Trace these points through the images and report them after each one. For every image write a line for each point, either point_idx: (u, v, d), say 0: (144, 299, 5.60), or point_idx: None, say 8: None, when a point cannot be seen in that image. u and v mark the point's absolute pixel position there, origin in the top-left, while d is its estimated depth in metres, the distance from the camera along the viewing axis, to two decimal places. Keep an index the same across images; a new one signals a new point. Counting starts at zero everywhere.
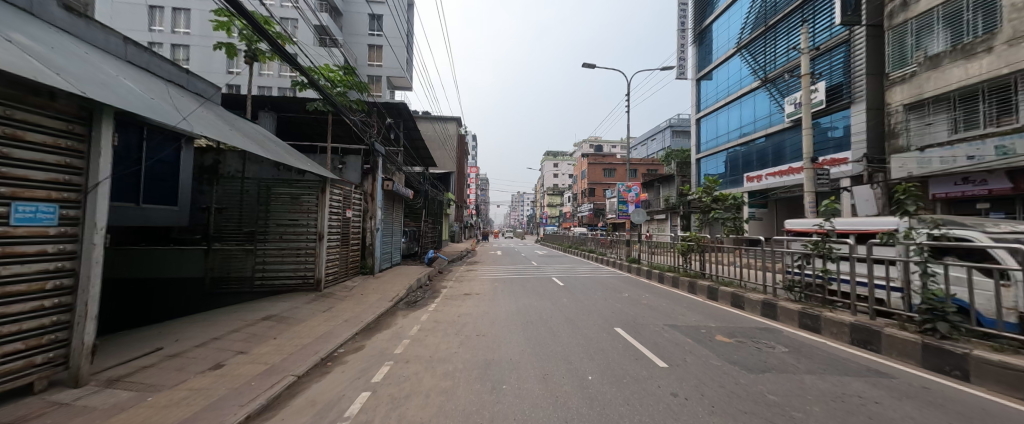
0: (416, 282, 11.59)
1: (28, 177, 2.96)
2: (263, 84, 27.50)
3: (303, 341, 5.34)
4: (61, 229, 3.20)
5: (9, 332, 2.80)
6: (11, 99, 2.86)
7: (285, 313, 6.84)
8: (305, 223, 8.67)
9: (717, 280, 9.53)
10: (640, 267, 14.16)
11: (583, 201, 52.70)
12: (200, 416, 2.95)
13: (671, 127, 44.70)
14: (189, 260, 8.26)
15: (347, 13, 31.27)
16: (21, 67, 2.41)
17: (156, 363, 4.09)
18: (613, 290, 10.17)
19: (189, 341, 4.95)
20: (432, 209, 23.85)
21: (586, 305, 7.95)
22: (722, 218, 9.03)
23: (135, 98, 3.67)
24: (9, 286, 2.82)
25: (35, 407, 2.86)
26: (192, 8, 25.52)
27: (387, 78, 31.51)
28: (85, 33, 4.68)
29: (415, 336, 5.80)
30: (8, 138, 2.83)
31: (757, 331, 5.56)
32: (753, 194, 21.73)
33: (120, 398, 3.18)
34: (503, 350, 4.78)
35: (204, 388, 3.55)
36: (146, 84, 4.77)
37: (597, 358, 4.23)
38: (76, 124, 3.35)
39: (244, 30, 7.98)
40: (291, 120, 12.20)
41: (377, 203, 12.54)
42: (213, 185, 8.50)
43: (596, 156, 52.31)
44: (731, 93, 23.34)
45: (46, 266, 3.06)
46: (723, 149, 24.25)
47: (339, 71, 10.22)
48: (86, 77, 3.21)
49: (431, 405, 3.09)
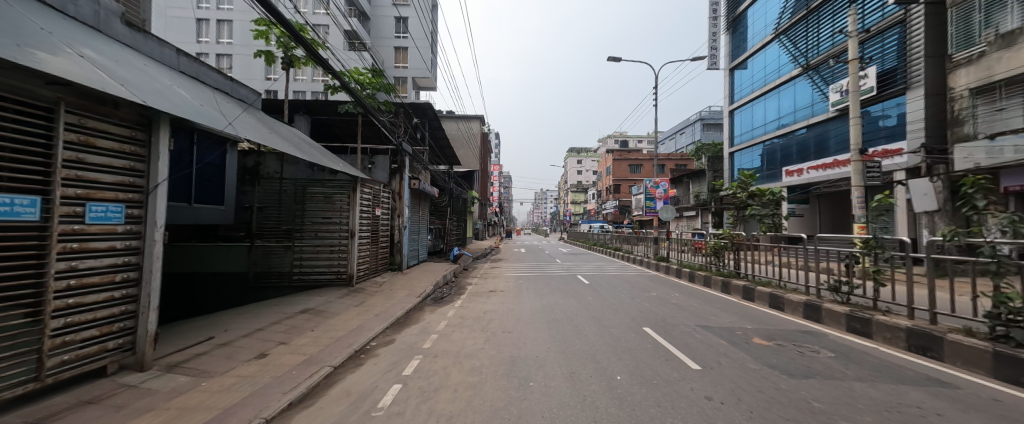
0: (443, 279, 11.86)
1: (99, 180, 3.26)
2: (298, 89, 28.91)
3: (337, 334, 5.59)
4: (128, 227, 3.53)
5: (85, 320, 3.13)
6: (82, 108, 3.15)
7: (321, 306, 7.19)
8: (337, 220, 9.04)
9: (753, 280, 9.08)
10: (669, 266, 13.74)
11: (608, 198, 51.61)
12: (248, 401, 3.16)
13: (702, 120, 42.87)
14: (235, 256, 8.84)
15: (374, 17, 32.16)
16: (92, 80, 2.67)
17: (208, 351, 4.42)
18: (640, 289, 9.94)
19: (237, 331, 5.32)
20: (457, 207, 24.20)
21: (612, 304, 7.81)
22: (757, 214, 8.71)
23: (186, 106, 3.97)
24: (86, 278, 3.13)
25: (108, 387, 3.17)
26: (234, 19, 27.12)
27: (412, 79, 32.20)
28: (143, 46, 5.10)
29: (442, 332, 5.91)
30: (81, 144, 3.13)
31: (799, 334, 5.27)
32: (793, 189, 20.51)
33: (178, 382, 3.47)
34: (529, 347, 4.78)
35: (250, 375, 3.80)
36: (196, 92, 5.14)
37: (626, 358, 4.15)
38: (138, 131, 3.66)
39: (281, 37, 8.39)
40: (324, 123, 12.73)
41: (404, 202, 12.91)
42: (255, 185, 9.00)
43: (621, 152, 51.12)
44: (767, 82, 22.06)
45: (115, 260, 3.40)
46: (760, 141, 22.94)
47: (368, 73, 10.56)
48: (143, 86, 3.49)
49: (459, 399, 3.15)
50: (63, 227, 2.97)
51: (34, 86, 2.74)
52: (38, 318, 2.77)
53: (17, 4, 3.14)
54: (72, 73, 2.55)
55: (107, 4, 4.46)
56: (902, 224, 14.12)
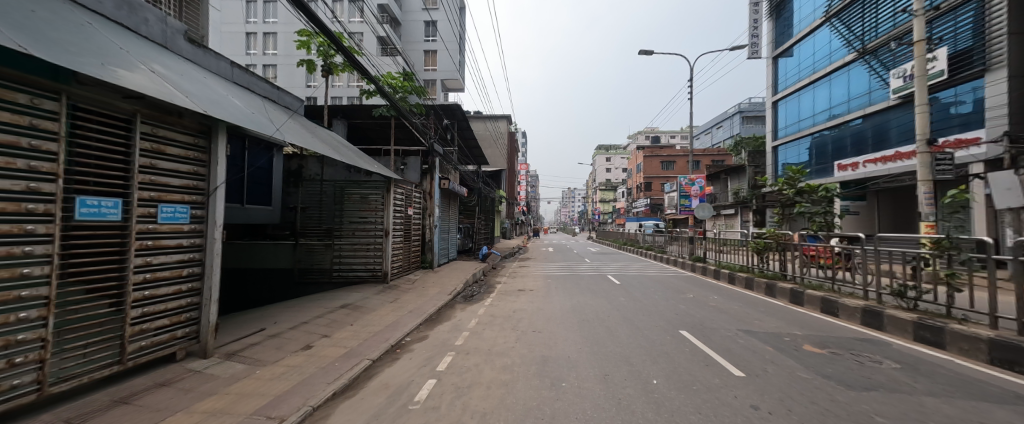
0: (472, 277, 12.06)
1: (169, 184, 3.60)
2: (335, 95, 30.40)
3: (374, 329, 5.84)
4: (193, 226, 3.87)
5: (158, 310, 3.48)
6: (154, 119, 3.48)
7: (359, 302, 7.54)
8: (373, 220, 9.42)
9: (802, 283, 8.46)
10: (706, 267, 13.12)
11: (639, 196, 50.01)
12: (295, 390, 3.37)
13: (741, 112, 40.38)
14: (281, 253, 9.45)
15: (405, 22, 33.12)
16: (161, 92, 2.95)
17: (261, 341, 4.76)
18: (675, 291, 9.57)
19: (285, 323, 5.68)
20: (485, 206, 24.46)
21: (645, 305, 7.60)
22: (807, 212, 8.06)
23: (240, 113, 4.28)
24: (158, 272, 3.48)
25: (177, 372, 3.50)
26: (278, 32, 28.91)
27: (441, 81, 32.83)
28: (202, 60, 5.55)
29: (474, 329, 6.01)
30: (153, 151, 3.45)
31: (856, 342, 4.86)
32: (847, 184, 18.91)
33: (236, 369, 3.77)
34: (560, 347, 4.75)
35: (297, 366, 4.05)
36: (248, 100, 5.53)
37: (662, 361, 4.01)
38: (200, 138, 3.99)
39: (322, 45, 8.82)
40: (360, 126, 13.29)
41: (435, 202, 13.21)
42: (298, 187, 9.55)
43: (652, 148, 49.29)
44: (817, 70, 20.46)
45: (182, 256, 3.73)
46: (807, 134, 21.34)
47: (400, 77, 10.92)
48: (204, 97, 3.80)
49: (492, 397, 3.19)
50: (139, 227, 3.31)
51: (112, 99, 3.08)
52: (120, 308, 3.13)
53: (102, 27, 3.53)
54: (146, 87, 2.83)
55: (173, 24, 4.92)
56: (980, 222, 12.65)
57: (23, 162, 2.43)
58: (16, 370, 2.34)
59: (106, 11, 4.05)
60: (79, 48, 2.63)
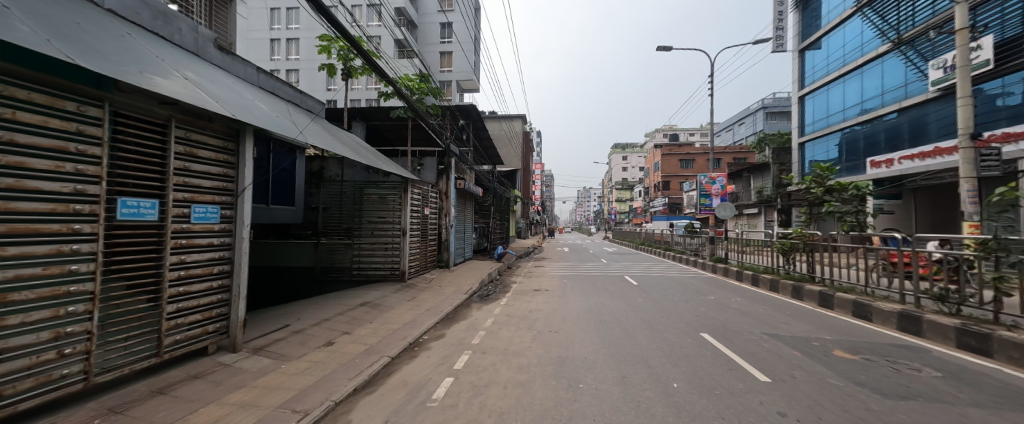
0: (488, 276, 12.11)
1: (200, 185, 3.77)
2: (354, 97, 31.14)
3: (393, 327, 5.95)
4: (223, 225, 4.04)
5: (191, 305, 3.64)
6: (188, 123, 3.65)
7: (377, 300, 7.69)
8: (391, 220, 9.60)
9: (831, 285, 8.09)
10: (728, 268, 12.73)
11: (656, 195, 49.03)
12: (318, 385, 3.47)
13: (765, 108, 38.88)
14: (304, 251, 9.76)
15: (421, 24, 33.56)
16: (193, 98, 3.09)
17: (286, 337, 4.93)
18: (694, 292, 9.32)
19: (308, 320, 5.85)
20: (500, 206, 24.53)
21: (664, 307, 7.43)
22: (837, 211, 7.81)
23: (265, 117, 4.44)
24: (192, 269, 3.65)
25: (208, 365, 3.65)
26: (300, 37, 29.83)
27: (457, 82, 33.07)
28: (231, 66, 5.78)
29: (490, 329, 6.03)
30: (186, 154, 3.62)
31: (891, 348, 4.61)
32: (880, 182, 17.98)
33: (263, 363, 3.91)
34: (577, 348, 4.71)
35: (320, 361, 4.17)
36: (273, 104, 5.73)
37: (682, 365, 3.92)
38: (229, 142, 4.16)
39: (342, 50, 9.04)
40: (378, 128, 13.54)
41: (451, 201, 13.34)
42: (319, 187, 9.83)
43: (671, 146, 48.16)
44: (847, 62, 19.53)
45: (213, 255, 3.90)
46: (836, 129, 20.40)
47: (417, 79, 11.06)
48: (232, 102, 3.96)
49: (509, 396, 3.19)
50: (175, 226, 3.49)
51: (149, 105, 3.25)
52: (157, 303, 3.31)
53: (139, 37, 3.74)
54: (179, 93, 2.97)
55: (203, 33, 5.15)
56: None
57: (70, 166, 2.63)
58: (65, 360, 2.54)
59: (143, 21, 4.28)
60: (119, 58, 2.79)
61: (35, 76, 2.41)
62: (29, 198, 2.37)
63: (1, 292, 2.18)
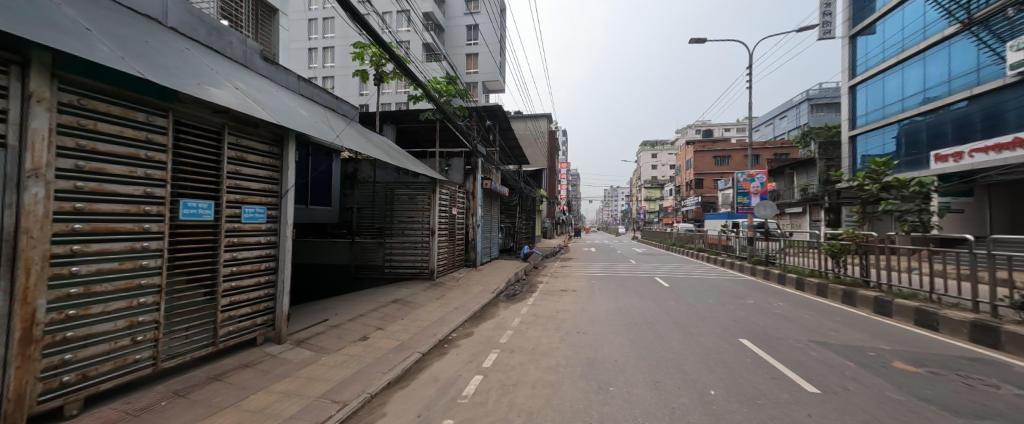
0: (514, 276, 12.13)
1: (249, 187, 4.04)
2: (385, 101, 32.24)
3: (423, 324, 6.11)
4: (269, 225, 4.31)
5: (242, 299, 3.92)
6: (238, 130, 3.92)
7: (408, 297, 7.92)
8: (420, 219, 9.86)
9: (888, 291, 7.42)
10: (769, 270, 11.97)
11: (688, 194, 47.12)
12: (356, 377, 3.63)
13: (809, 100, 36.11)
14: (340, 250, 10.24)
15: (448, 27, 34.16)
16: (242, 106, 3.33)
17: (325, 331, 5.19)
18: (732, 296, 8.86)
19: (344, 315, 6.12)
20: (527, 206, 24.51)
21: (698, 310, 7.13)
22: (897, 210, 7.22)
23: (306, 123, 4.69)
24: (242, 266, 3.92)
25: (257, 355, 3.92)
26: (335, 45, 31.25)
27: (483, 83, 33.36)
28: (275, 75, 6.16)
29: (517, 328, 6.04)
30: (237, 159, 3.90)
31: (963, 361, 4.16)
32: (947, 178, 16.29)
33: (305, 355, 4.15)
34: (607, 350, 4.61)
35: (356, 355, 4.35)
36: (312, 110, 6.04)
37: (719, 371, 3.74)
38: (274, 146, 4.42)
39: (374, 55, 9.37)
40: (407, 131, 13.92)
41: (478, 201, 13.49)
42: (353, 188, 10.26)
43: (704, 142, 46.04)
44: (907, 47, 17.83)
45: (261, 252, 4.17)
46: (894, 120, 18.71)
47: (444, 81, 11.27)
48: (277, 109, 4.21)
49: (538, 396, 3.18)
50: (228, 225, 3.77)
51: (206, 115, 3.54)
52: (213, 296, 3.60)
53: (197, 52, 4.07)
54: (231, 102, 3.20)
55: (251, 46, 5.53)
56: None
57: (142, 171, 2.93)
58: (138, 346, 2.86)
59: (200, 37, 4.65)
60: (181, 72, 3.05)
61: (111, 90, 2.71)
62: (109, 200, 2.68)
63: (87, 284, 2.52)
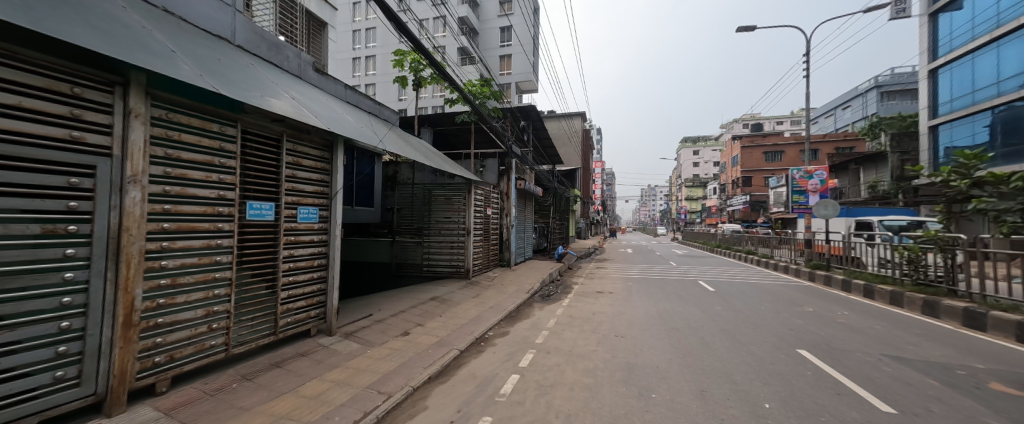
0: (549, 276, 12.05)
1: (304, 190, 4.35)
2: (422, 105, 33.41)
3: (460, 321, 6.26)
4: (321, 224, 4.61)
5: (298, 293, 4.23)
6: (295, 137, 4.24)
7: (445, 295, 8.14)
8: (456, 220, 10.09)
9: (980, 302, 6.48)
10: (830, 276, 10.92)
11: (734, 192, 44.22)
12: (399, 371, 3.79)
13: (879, 87, 32.09)
14: (381, 248, 10.75)
15: (482, 31, 34.65)
16: (297, 114, 3.59)
17: (370, 325, 5.48)
18: (786, 302, 8.18)
19: (387, 311, 6.41)
20: (560, 206, 24.31)
21: (748, 317, 6.67)
22: (991, 210, 6.33)
23: (352, 128, 4.96)
24: (298, 262, 4.23)
25: (311, 346, 4.21)
26: (377, 54, 32.88)
27: (516, 84, 33.49)
28: (325, 84, 6.59)
29: (552, 329, 6.00)
30: (294, 163, 4.21)
31: None
32: None
33: (353, 347, 4.40)
34: (647, 355, 4.46)
35: (398, 349, 4.54)
36: (357, 116, 6.39)
37: (774, 383, 3.48)
38: (325, 151, 4.72)
39: (414, 61, 9.71)
40: (444, 133, 14.31)
41: (512, 202, 13.58)
42: (394, 190, 10.73)
43: (754, 137, 42.93)
44: (1003, 22, 15.49)
45: (314, 250, 4.47)
46: (986, 107, 16.35)
47: (479, 84, 11.47)
48: (327, 116, 4.50)
49: (576, 399, 3.14)
50: (286, 225, 4.09)
51: (267, 124, 3.87)
52: (274, 290, 3.93)
53: (259, 66, 4.45)
54: (287, 112, 3.46)
55: (304, 58, 5.95)
56: None
57: (217, 176, 3.28)
58: (213, 333, 3.20)
59: (262, 53, 5.09)
60: (247, 85, 3.36)
61: (191, 105, 3.05)
62: (190, 202, 3.04)
63: (173, 276, 2.89)
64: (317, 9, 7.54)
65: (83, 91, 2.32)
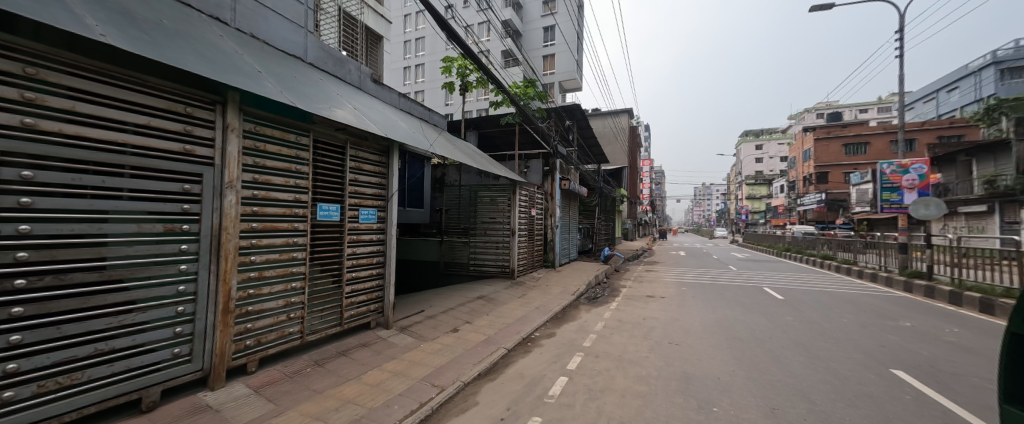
0: (595, 279, 11.75)
1: (364, 192, 4.67)
2: (468, 109, 34.36)
3: (507, 321, 6.33)
4: (379, 225, 4.90)
5: (359, 288, 4.55)
6: (357, 143, 4.56)
7: (492, 295, 8.29)
8: (501, 220, 10.25)
9: None
10: (932, 286, 9.37)
11: (806, 190, 39.71)
12: (450, 366, 3.94)
13: (997, 63, 26.03)
14: (430, 247, 11.22)
15: (526, 32, 34.78)
16: (358, 122, 3.86)
17: (423, 320, 5.75)
18: (873, 315, 7.17)
19: (437, 308, 6.69)
20: (606, 206, 23.60)
21: (825, 329, 5.96)
22: None
23: (406, 134, 5.23)
24: (359, 260, 4.56)
25: (370, 337, 4.53)
26: (426, 62, 34.44)
27: (560, 83, 33.12)
28: (382, 93, 7.04)
29: (600, 332, 5.85)
30: (356, 168, 4.54)
31: None
32: None
33: (408, 340, 4.67)
34: (706, 365, 4.17)
35: (449, 345, 4.72)
36: (409, 122, 6.73)
37: (861, 406, 3.07)
38: (382, 156, 5.02)
39: (461, 66, 9.98)
40: (489, 135, 14.57)
41: (556, 202, 13.47)
42: (442, 192, 11.15)
43: (830, 128, 38.23)
44: None
45: (373, 248, 4.79)
46: None
47: (523, 85, 11.55)
48: (384, 123, 4.79)
49: (629, 406, 3.04)
50: (349, 225, 4.42)
51: (333, 132, 4.21)
52: (339, 284, 4.26)
53: (327, 80, 4.86)
54: (350, 121, 3.74)
55: (364, 70, 6.39)
56: None
57: (293, 180, 3.65)
58: (291, 322, 3.57)
59: (329, 68, 5.56)
60: (317, 98, 3.69)
61: (273, 118, 3.42)
62: (273, 205, 3.43)
63: (259, 269, 3.27)
64: (374, 23, 8.09)
65: (194, 110, 2.75)
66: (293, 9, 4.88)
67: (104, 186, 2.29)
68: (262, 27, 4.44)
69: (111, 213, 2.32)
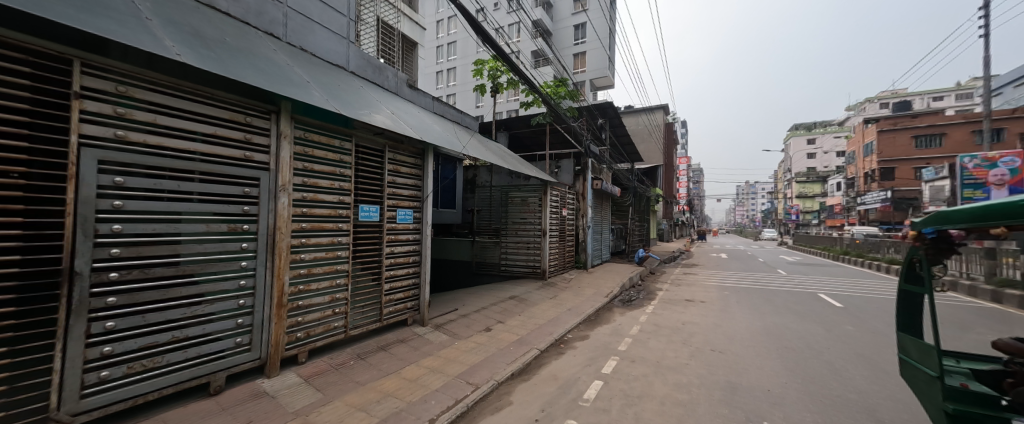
0: (629, 281, 11.40)
1: (401, 193, 4.84)
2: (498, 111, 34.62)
3: (539, 322, 6.30)
4: (414, 225, 5.05)
5: (397, 286, 4.71)
6: (394, 146, 4.73)
7: (523, 295, 8.29)
8: (532, 220, 10.25)
9: None
10: None
11: (868, 188, 36.09)
12: (485, 364, 3.99)
13: None
14: (462, 247, 11.39)
15: (556, 31, 34.49)
16: (395, 126, 4.01)
17: (456, 319, 5.85)
18: None
19: (470, 307, 6.79)
20: (641, 206, 22.81)
21: (892, 341, 5.39)
22: None
23: (440, 136, 5.36)
24: (396, 258, 4.72)
25: (408, 333, 4.69)
26: (457, 66, 35.13)
27: (591, 81, 32.51)
28: (417, 98, 7.27)
29: (636, 336, 5.67)
30: (393, 170, 4.72)
31: None
32: None
33: (443, 338, 4.78)
34: (754, 376, 3.91)
35: (482, 344, 4.79)
36: (442, 125, 6.89)
37: None
38: (417, 158, 5.17)
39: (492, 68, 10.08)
40: (519, 136, 14.56)
41: (588, 202, 13.22)
42: (474, 192, 11.31)
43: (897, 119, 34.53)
44: None
45: (409, 247, 4.94)
46: None
47: (555, 84, 11.47)
48: (420, 127, 4.94)
49: (668, 414, 2.93)
50: (388, 225, 4.59)
51: (372, 137, 4.39)
52: (378, 282, 4.45)
53: (366, 87, 5.09)
54: (388, 125, 3.89)
55: (400, 76, 6.62)
56: None
57: (338, 183, 3.86)
58: (336, 317, 3.78)
59: (368, 75, 5.81)
60: (358, 104, 3.87)
61: (319, 124, 3.63)
62: (320, 205, 3.65)
63: (308, 267, 3.49)
64: (409, 31, 8.39)
65: (252, 119, 2.99)
66: (336, 21, 5.15)
67: (180, 190, 2.56)
68: (308, 40, 4.73)
69: (184, 214, 2.59)
